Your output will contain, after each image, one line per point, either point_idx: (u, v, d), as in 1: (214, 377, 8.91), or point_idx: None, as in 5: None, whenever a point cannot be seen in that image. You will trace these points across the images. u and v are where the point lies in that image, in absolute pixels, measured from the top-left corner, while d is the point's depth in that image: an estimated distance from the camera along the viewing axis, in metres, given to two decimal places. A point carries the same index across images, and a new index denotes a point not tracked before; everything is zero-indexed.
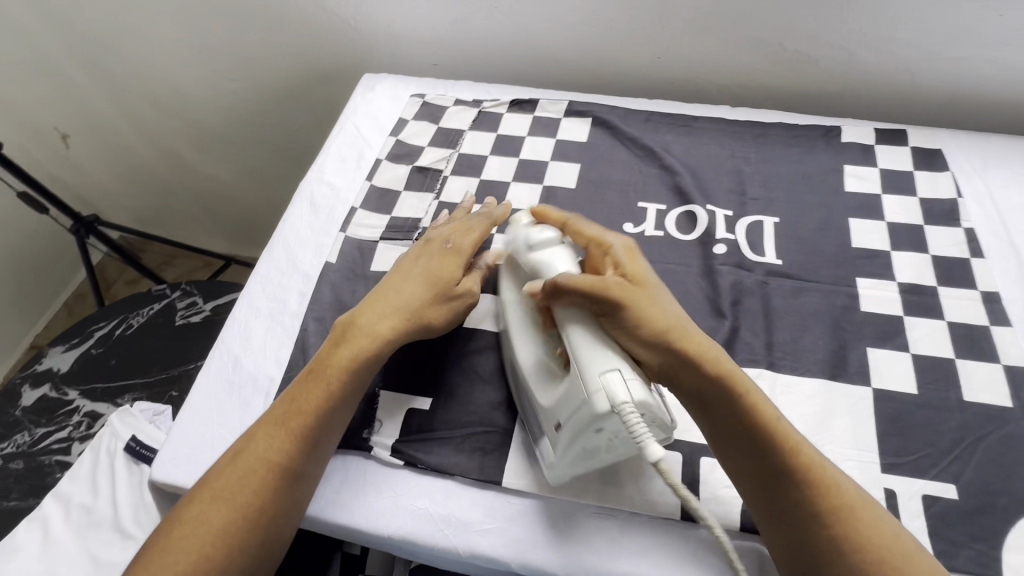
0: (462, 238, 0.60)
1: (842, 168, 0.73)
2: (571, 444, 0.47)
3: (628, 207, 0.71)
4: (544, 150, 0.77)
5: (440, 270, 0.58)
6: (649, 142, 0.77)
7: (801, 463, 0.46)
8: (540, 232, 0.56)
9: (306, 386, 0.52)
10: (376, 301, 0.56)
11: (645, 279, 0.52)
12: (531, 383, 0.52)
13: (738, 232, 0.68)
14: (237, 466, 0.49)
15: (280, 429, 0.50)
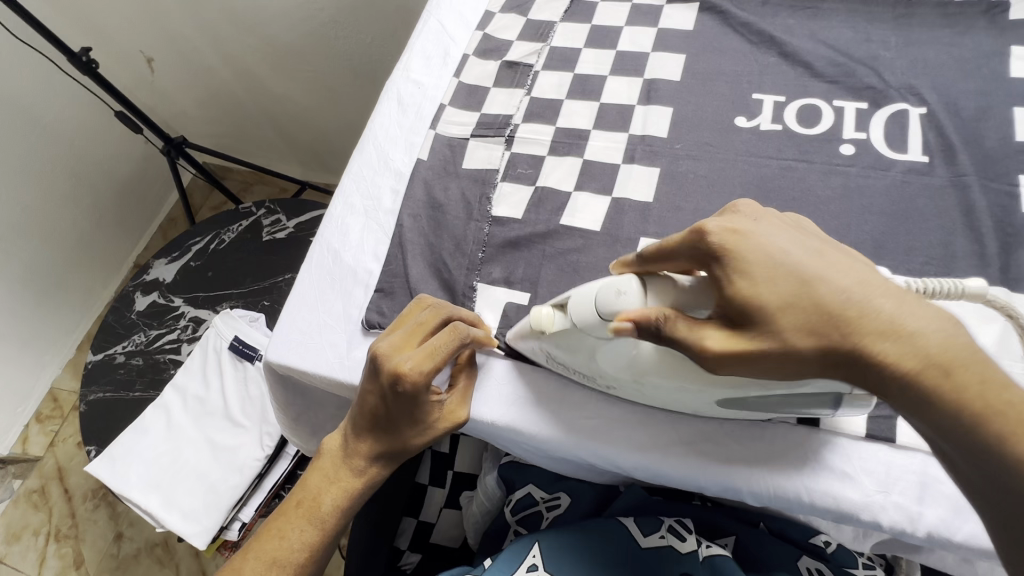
0: (415, 363, 0.46)
1: (1009, 49, 0.62)
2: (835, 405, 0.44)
3: (740, 99, 0.64)
4: (644, 41, 0.70)
5: (421, 394, 0.47)
6: (767, 27, 0.68)
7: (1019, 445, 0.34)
8: (614, 296, 0.42)
9: (332, 474, 0.52)
10: (359, 425, 0.51)
11: (801, 293, 0.38)
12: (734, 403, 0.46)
13: (872, 125, 0.60)
14: (261, 555, 0.51)
15: (305, 524, 0.52)
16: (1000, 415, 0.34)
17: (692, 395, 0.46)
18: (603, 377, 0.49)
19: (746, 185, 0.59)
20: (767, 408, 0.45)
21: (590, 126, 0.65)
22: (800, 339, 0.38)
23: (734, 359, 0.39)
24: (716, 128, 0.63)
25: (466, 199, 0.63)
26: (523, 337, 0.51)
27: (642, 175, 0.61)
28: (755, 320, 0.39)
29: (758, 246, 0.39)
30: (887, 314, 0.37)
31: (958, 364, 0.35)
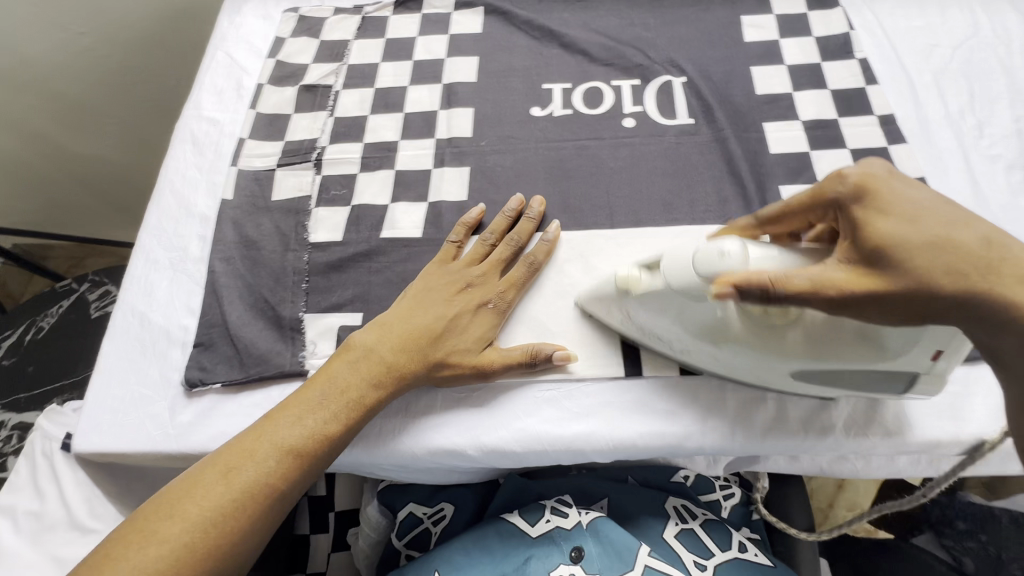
0: (503, 287, 0.54)
1: (740, 20, 0.72)
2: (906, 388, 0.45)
3: (533, 91, 0.68)
4: (438, 48, 0.73)
5: (500, 320, 0.54)
6: (546, 22, 0.73)
7: None
8: (716, 255, 0.41)
9: (392, 365, 0.50)
10: (422, 321, 0.51)
11: (959, 247, 0.37)
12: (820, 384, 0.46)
13: (645, 99, 0.67)
14: (283, 437, 0.46)
15: (335, 417, 0.48)
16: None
17: (773, 366, 0.45)
18: (681, 342, 0.48)
19: (550, 169, 0.63)
20: (847, 384, 0.46)
21: (397, 137, 0.66)
22: (939, 277, 0.37)
23: (856, 303, 0.38)
24: (516, 121, 0.66)
25: (281, 231, 0.60)
26: (604, 300, 0.51)
27: (455, 176, 0.63)
28: (906, 272, 0.37)
29: (899, 194, 0.40)
30: (1015, 273, 0.37)
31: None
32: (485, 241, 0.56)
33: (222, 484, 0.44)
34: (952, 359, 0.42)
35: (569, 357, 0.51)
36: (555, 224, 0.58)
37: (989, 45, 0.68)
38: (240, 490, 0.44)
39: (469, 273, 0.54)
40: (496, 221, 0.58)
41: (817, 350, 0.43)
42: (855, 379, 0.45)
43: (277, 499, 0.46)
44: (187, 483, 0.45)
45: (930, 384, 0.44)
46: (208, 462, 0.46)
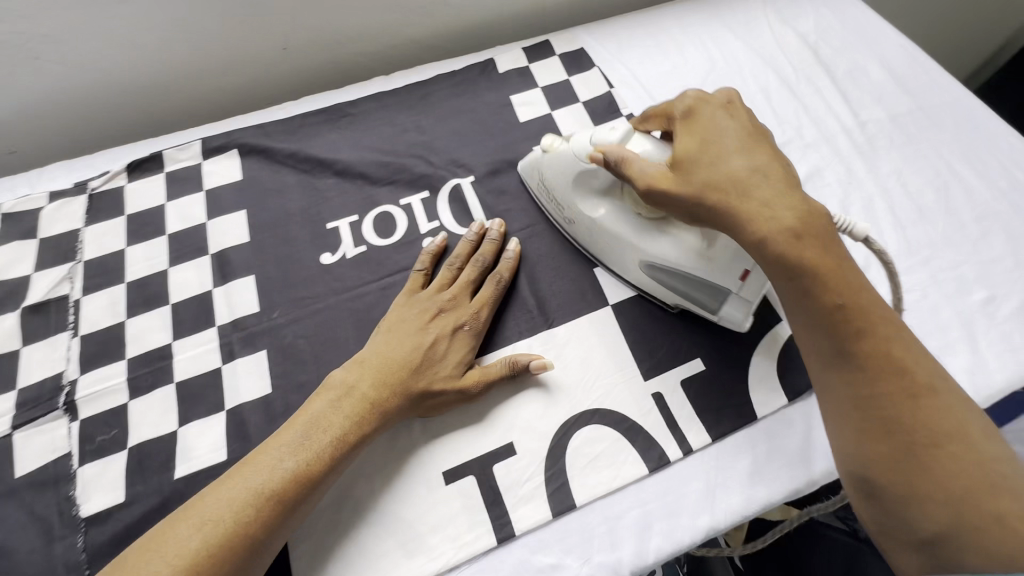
0: (476, 308, 0.54)
1: (510, 100, 0.72)
2: (728, 311, 0.52)
3: (318, 234, 0.61)
4: (195, 210, 0.63)
5: (477, 339, 0.54)
6: (312, 151, 0.66)
7: (854, 310, 0.40)
8: (607, 130, 0.51)
9: (336, 403, 0.48)
10: (399, 354, 0.51)
11: (725, 172, 0.43)
12: (674, 290, 0.54)
13: (439, 211, 0.63)
14: (252, 480, 0.44)
15: (297, 442, 0.46)
16: (818, 259, 0.40)
17: (624, 245, 0.54)
18: (568, 208, 0.58)
19: (360, 322, 0.56)
20: (685, 294, 0.53)
21: (169, 338, 0.55)
22: (700, 190, 0.44)
23: (658, 199, 0.46)
24: (308, 275, 0.59)
25: (37, 517, 0.47)
26: (531, 163, 0.61)
27: (252, 367, 0.54)
28: (684, 183, 0.45)
29: (712, 115, 0.47)
30: (758, 193, 0.42)
31: (810, 221, 0.41)
32: (450, 267, 0.57)
33: (193, 521, 0.42)
34: (758, 280, 0.49)
35: (548, 365, 0.52)
36: (515, 242, 0.59)
37: (726, 75, 0.74)
38: (214, 541, 0.41)
39: (439, 299, 0.54)
40: (463, 240, 0.59)
41: (655, 238, 0.52)
42: (682, 282, 0.53)
43: (249, 553, 0.41)
44: (159, 532, 0.41)
45: (740, 309, 0.51)
46: (184, 511, 0.43)
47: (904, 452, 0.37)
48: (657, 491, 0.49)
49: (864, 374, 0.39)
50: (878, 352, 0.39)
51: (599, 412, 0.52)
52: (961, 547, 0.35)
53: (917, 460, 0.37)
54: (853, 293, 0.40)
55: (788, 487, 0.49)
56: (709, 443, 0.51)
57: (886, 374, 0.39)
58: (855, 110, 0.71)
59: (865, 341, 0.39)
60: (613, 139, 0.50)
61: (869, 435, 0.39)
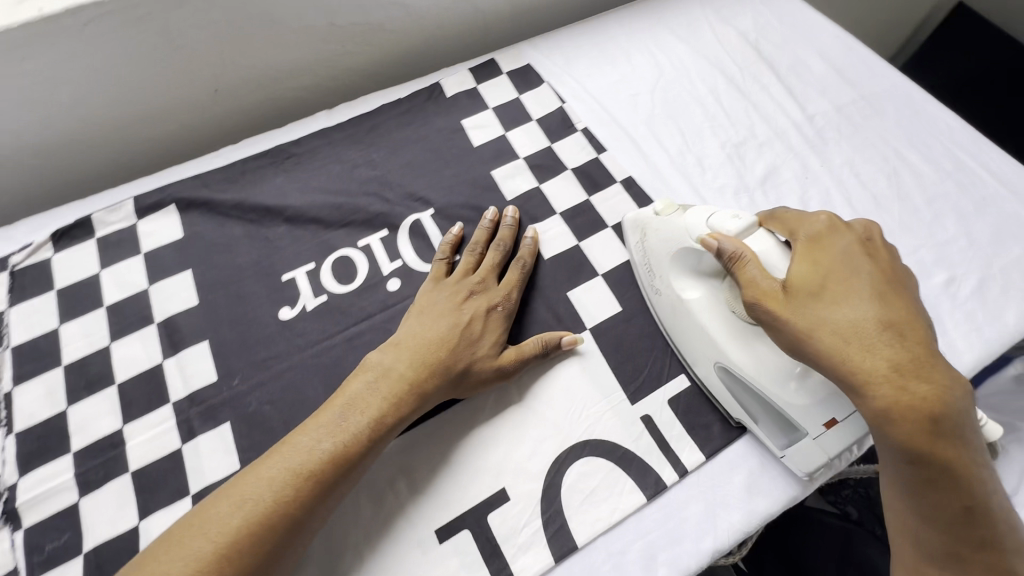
0: (502, 290, 0.55)
1: (462, 124, 0.70)
2: (796, 453, 0.47)
3: (274, 288, 0.58)
4: (135, 276, 0.58)
5: (508, 317, 0.54)
6: (258, 198, 0.62)
7: (956, 465, 0.37)
8: (729, 217, 0.47)
9: (376, 387, 0.47)
10: (433, 333, 0.51)
11: (850, 327, 0.40)
12: (741, 404, 0.50)
13: (401, 249, 0.60)
14: (292, 463, 0.42)
15: (339, 428, 0.45)
16: (918, 409, 0.37)
17: (702, 341, 0.50)
18: (659, 282, 0.54)
19: (329, 378, 0.53)
20: (760, 413, 0.49)
21: (119, 422, 0.50)
22: (805, 323, 0.41)
23: (756, 314, 0.44)
24: (267, 334, 0.55)
25: None
26: (638, 219, 0.57)
27: (216, 443, 0.50)
28: (801, 321, 0.41)
29: (846, 256, 0.44)
30: (887, 355, 0.38)
31: (944, 404, 0.37)
32: (472, 252, 0.57)
33: (235, 501, 0.41)
34: (847, 432, 0.44)
35: (577, 341, 0.54)
36: (533, 228, 0.60)
37: (675, 80, 0.74)
38: (251, 523, 0.39)
39: (468, 283, 0.55)
40: (484, 224, 0.59)
41: (738, 345, 0.48)
42: (763, 403, 0.48)
43: (286, 534, 0.41)
44: (199, 511, 0.41)
45: (810, 457, 0.47)
46: (225, 491, 0.42)
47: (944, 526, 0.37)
48: (657, 519, 0.48)
49: (969, 552, 0.37)
50: (986, 538, 0.37)
51: (590, 444, 0.51)
52: None
53: None
54: (962, 454, 0.36)
55: (784, 496, 0.49)
56: (703, 461, 0.50)
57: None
58: (802, 105, 0.72)
59: (950, 447, 0.37)
60: (732, 229, 0.47)
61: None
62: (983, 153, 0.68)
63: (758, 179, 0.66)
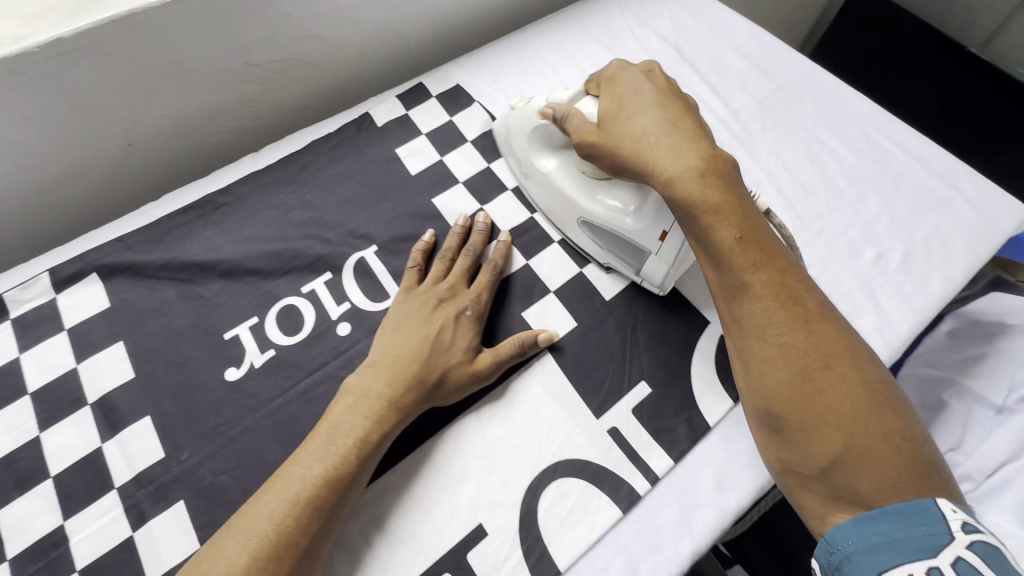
0: (473, 292, 0.56)
1: (396, 153, 0.68)
2: (651, 274, 0.57)
3: (216, 348, 0.55)
4: (59, 356, 0.54)
5: (481, 320, 0.55)
6: (189, 254, 0.59)
7: (731, 219, 0.45)
8: (564, 91, 0.59)
9: (357, 409, 0.48)
10: (407, 345, 0.51)
11: (640, 130, 0.50)
12: (604, 245, 0.59)
13: (348, 290, 0.59)
14: (286, 491, 0.43)
15: (326, 452, 0.45)
16: (694, 177, 0.46)
17: (567, 203, 0.60)
18: (524, 169, 0.64)
19: (287, 437, 0.51)
20: (617, 251, 0.59)
21: (59, 519, 0.47)
22: (616, 140, 0.51)
23: (587, 149, 0.54)
24: (215, 399, 0.52)
25: None
26: (500, 126, 0.67)
27: (171, 525, 0.47)
28: (609, 138, 0.52)
29: (634, 83, 0.54)
30: (667, 144, 0.49)
31: (713, 167, 0.47)
32: (442, 260, 0.58)
33: (238, 538, 0.41)
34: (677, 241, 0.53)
35: (553, 335, 0.55)
36: (503, 232, 0.62)
37: None
38: (259, 556, 0.40)
39: (438, 291, 0.55)
40: (452, 231, 0.60)
41: (593, 196, 0.58)
42: (615, 239, 0.58)
43: (295, 561, 0.41)
44: (203, 554, 0.41)
45: (658, 268, 0.56)
46: (227, 528, 0.42)
47: (797, 367, 0.41)
48: (635, 530, 0.48)
49: (766, 289, 0.43)
50: (773, 274, 0.44)
51: (561, 465, 0.51)
52: (849, 472, 0.38)
53: (806, 372, 0.41)
54: (734, 212, 0.45)
55: (753, 489, 0.50)
56: (672, 465, 0.51)
57: (804, 340, 0.42)
58: (726, 101, 0.75)
59: (730, 227, 0.45)
60: (559, 98, 0.58)
61: (766, 348, 0.42)
62: (894, 132, 0.72)
63: None
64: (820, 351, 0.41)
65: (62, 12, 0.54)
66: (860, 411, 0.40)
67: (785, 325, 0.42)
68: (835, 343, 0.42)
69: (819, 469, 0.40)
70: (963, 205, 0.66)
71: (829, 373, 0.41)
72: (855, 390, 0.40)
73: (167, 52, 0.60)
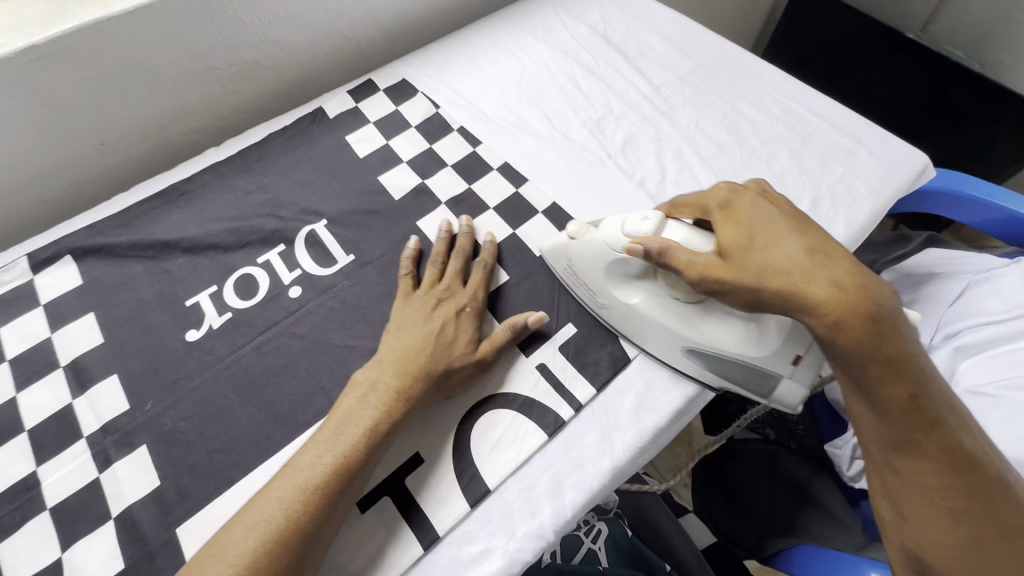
0: (469, 291, 0.59)
1: (346, 140, 0.75)
2: (773, 395, 0.53)
3: (178, 314, 0.60)
4: (35, 328, 0.59)
5: (479, 315, 0.57)
6: (155, 235, 0.65)
7: (901, 371, 0.41)
8: (638, 221, 0.52)
9: (366, 403, 0.50)
10: (411, 343, 0.53)
11: (784, 265, 0.44)
12: (714, 371, 0.54)
13: (300, 259, 0.64)
14: (297, 480, 0.45)
15: (335, 442, 0.47)
16: (862, 316, 0.41)
17: (667, 332, 0.54)
18: (603, 298, 0.58)
19: (242, 386, 0.56)
20: (737, 380, 0.53)
21: (33, 465, 0.51)
22: (750, 275, 0.45)
23: (711, 284, 0.48)
24: (177, 358, 0.57)
25: None
26: (555, 250, 0.60)
27: (134, 466, 0.51)
28: (741, 274, 0.46)
29: (753, 208, 0.49)
30: (826, 277, 0.42)
31: (881, 306, 0.41)
32: (434, 264, 0.61)
33: (248, 522, 0.43)
34: (811, 363, 0.50)
35: (543, 316, 0.58)
36: (489, 233, 0.65)
37: (537, 75, 0.82)
38: (268, 538, 0.42)
39: (436, 292, 0.58)
40: (439, 234, 0.63)
41: (700, 323, 0.53)
42: (730, 364, 0.53)
43: (303, 542, 0.43)
44: (217, 536, 0.44)
45: (797, 393, 0.52)
46: (240, 514, 0.45)
47: (964, 534, 0.41)
48: (560, 451, 0.53)
49: (932, 451, 0.42)
50: (948, 437, 0.41)
51: (493, 399, 0.55)
52: None
53: (976, 539, 0.40)
54: (910, 374, 0.41)
55: (669, 410, 0.55)
56: (594, 393, 0.56)
57: (967, 491, 0.41)
58: (650, 79, 0.82)
59: (905, 382, 0.41)
60: (645, 230, 0.51)
61: (931, 501, 0.42)
62: (804, 97, 0.79)
63: (618, 147, 0.74)
64: (997, 522, 0.40)
65: (35, 23, 0.61)
66: (1006, 540, 0.40)
67: (943, 472, 0.41)
68: (981, 476, 0.41)
69: None
70: (867, 156, 0.72)
71: (1007, 547, 0.40)
72: None
73: (132, 56, 0.67)
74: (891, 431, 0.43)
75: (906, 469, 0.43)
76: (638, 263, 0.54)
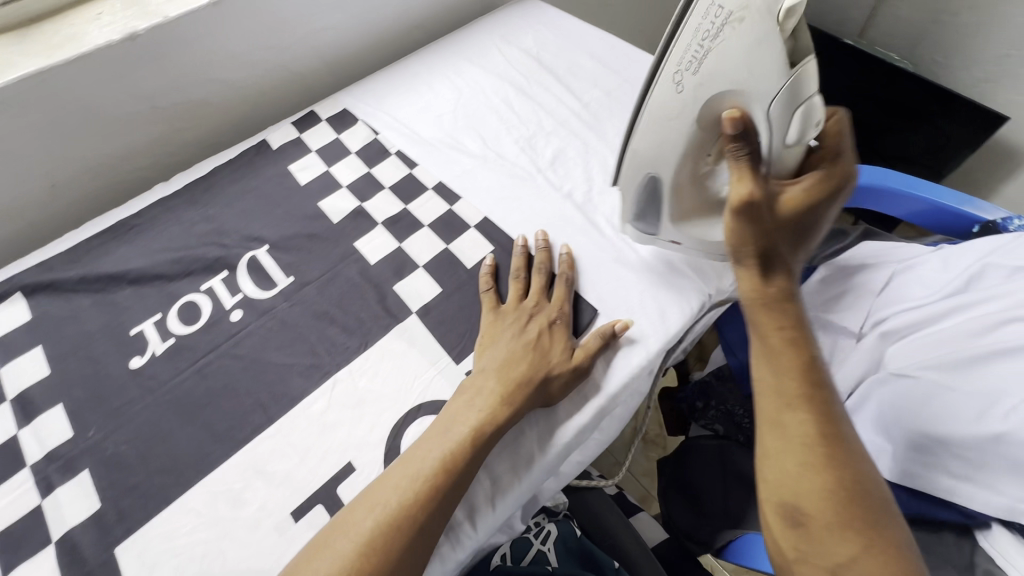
0: (557, 304, 0.62)
1: (289, 169, 0.78)
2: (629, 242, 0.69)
3: (123, 342, 0.63)
4: None
5: (568, 325, 0.60)
6: (103, 269, 0.68)
7: (794, 338, 0.49)
8: (795, 107, 0.48)
9: (472, 406, 0.53)
10: (508, 355, 0.56)
11: (779, 227, 0.49)
12: (633, 197, 0.61)
13: (242, 284, 0.67)
14: (405, 475, 0.48)
15: (444, 440, 0.50)
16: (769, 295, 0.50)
17: (652, 165, 0.57)
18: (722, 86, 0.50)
19: (183, 408, 0.58)
20: (645, 211, 0.62)
21: None
22: (759, 218, 0.48)
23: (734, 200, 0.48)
24: (120, 385, 0.60)
25: None
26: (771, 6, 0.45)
27: (76, 490, 0.53)
28: (761, 204, 0.48)
29: (828, 178, 0.49)
30: (780, 256, 0.50)
31: (791, 288, 0.51)
32: (518, 280, 0.64)
33: (357, 517, 0.46)
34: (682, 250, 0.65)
35: (627, 323, 0.61)
36: (564, 246, 0.68)
37: (473, 98, 0.87)
38: (383, 530, 0.45)
39: (525, 307, 0.61)
40: (518, 249, 0.67)
41: (682, 172, 0.56)
42: (657, 207, 0.61)
43: (418, 536, 0.45)
44: (326, 531, 0.46)
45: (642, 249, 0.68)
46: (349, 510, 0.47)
47: (836, 485, 0.42)
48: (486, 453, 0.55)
49: (814, 407, 0.46)
50: (826, 404, 0.46)
51: (424, 406, 0.58)
52: (846, 552, 0.41)
53: (841, 492, 0.42)
54: (803, 341, 0.49)
55: (592, 408, 0.57)
56: None
57: (835, 451, 0.44)
58: (579, 96, 0.86)
59: (794, 345, 0.48)
60: (769, 123, 0.49)
61: (810, 453, 0.44)
62: None
63: (548, 162, 0.78)
64: (859, 481, 0.43)
65: None
66: (862, 499, 0.42)
67: (817, 427, 0.45)
68: (845, 440, 0.45)
69: (833, 560, 0.41)
70: None
71: (864, 500, 0.42)
72: (890, 527, 0.41)
73: (78, 101, 0.70)
74: (784, 381, 0.47)
75: (788, 425, 0.46)
76: (767, 129, 0.49)
